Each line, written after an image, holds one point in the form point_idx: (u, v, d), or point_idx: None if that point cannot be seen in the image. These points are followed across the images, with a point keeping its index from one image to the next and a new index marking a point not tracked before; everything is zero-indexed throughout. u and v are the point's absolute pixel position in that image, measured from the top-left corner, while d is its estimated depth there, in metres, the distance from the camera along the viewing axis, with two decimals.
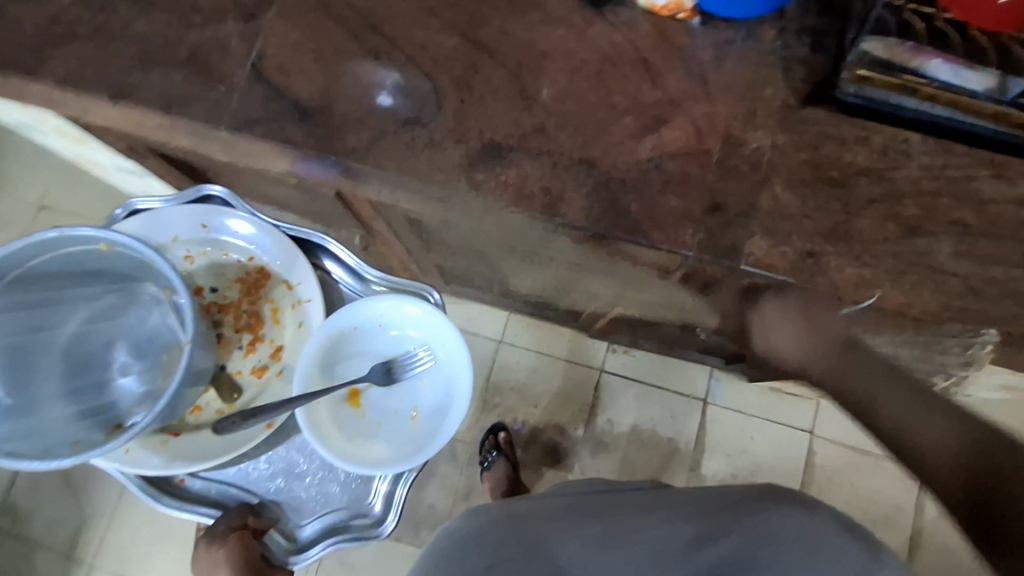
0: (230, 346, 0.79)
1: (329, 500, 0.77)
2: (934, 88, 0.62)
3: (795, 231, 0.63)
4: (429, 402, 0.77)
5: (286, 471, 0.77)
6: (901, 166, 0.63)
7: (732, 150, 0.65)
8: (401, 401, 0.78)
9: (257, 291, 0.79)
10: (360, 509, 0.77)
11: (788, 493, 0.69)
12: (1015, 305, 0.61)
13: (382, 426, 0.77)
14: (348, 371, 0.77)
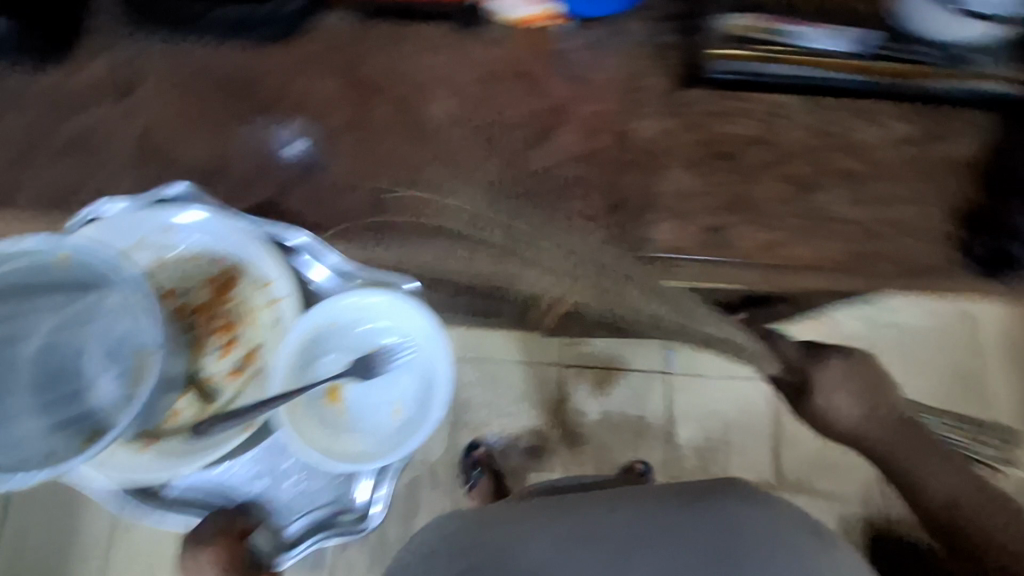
0: (200, 351, 0.66)
1: (311, 499, 0.71)
2: (785, 51, 0.67)
3: (700, 209, 0.65)
4: (413, 392, 0.71)
5: (265, 471, 0.70)
6: (784, 128, 0.67)
7: (627, 143, 0.67)
8: (384, 392, 0.71)
9: (230, 291, 0.67)
10: (345, 507, 0.72)
11: (749, 491, 0.76)
12: (912, 239, 0.64)
13: (367, 419, 0.71)
14: (327, 365, 0.69)
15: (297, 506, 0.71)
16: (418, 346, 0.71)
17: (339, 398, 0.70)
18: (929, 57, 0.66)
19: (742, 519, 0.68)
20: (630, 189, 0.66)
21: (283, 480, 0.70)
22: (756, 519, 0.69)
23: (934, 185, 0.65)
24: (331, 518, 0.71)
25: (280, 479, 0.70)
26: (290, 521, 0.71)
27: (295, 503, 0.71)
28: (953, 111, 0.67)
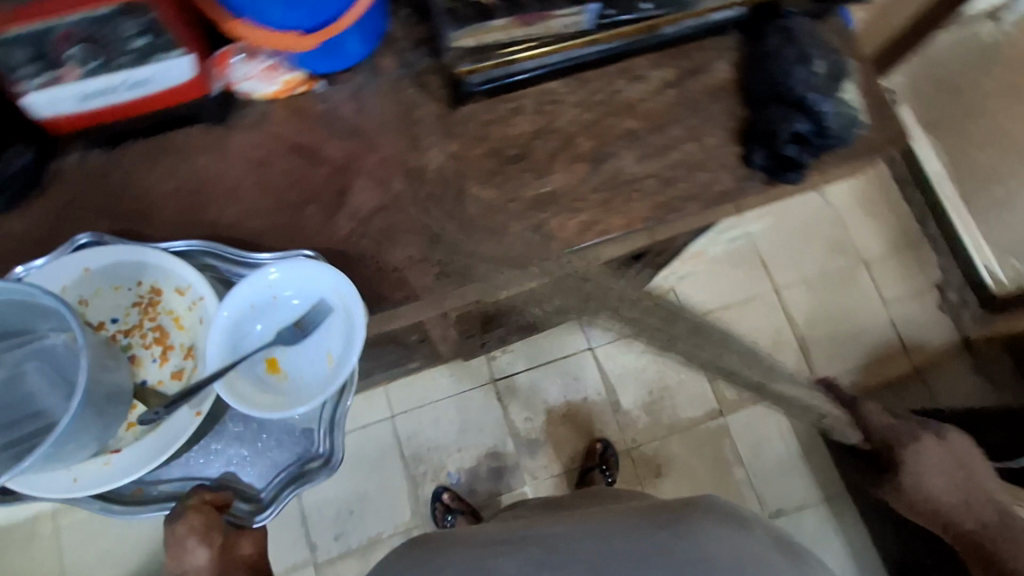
0: (139, 363, 0.63)
1: (278, 460, 0.68)
2: (530, 47, 0.66)
3: (511, 217, 0.65)
4: (345, 339, 0.63)
5: (230, 448, 0.67)
6: (558, 113, 0.69)
7: (420, 180, 0.66)
8: (318, 346, 0.63)
9: (153, 305, 0.64)
10: (313, 454, 0.68)
11: (726, 506, 0.69)
12: (705, 170, 0.68)
13: (310, 380, 0.63)
14: (253, 334, 0.63)
15: (266, 471, 0.67)
16: (336, 289, 0.62)
17: (280, 366, 0.63)
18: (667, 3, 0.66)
19: (714, 548, 0.62)
20: (439, 222, 0.65)
21: (245, 453, 0.67)
22: (724, 541, 0.63)
23: (704, 116, 0.70)
24: (302, 471, 0.67)
25: (240, 451, 0.67)
26: (265, 485, 0.67)
27: (263, 469, 0.67)
28: (697, 47, 0.71)
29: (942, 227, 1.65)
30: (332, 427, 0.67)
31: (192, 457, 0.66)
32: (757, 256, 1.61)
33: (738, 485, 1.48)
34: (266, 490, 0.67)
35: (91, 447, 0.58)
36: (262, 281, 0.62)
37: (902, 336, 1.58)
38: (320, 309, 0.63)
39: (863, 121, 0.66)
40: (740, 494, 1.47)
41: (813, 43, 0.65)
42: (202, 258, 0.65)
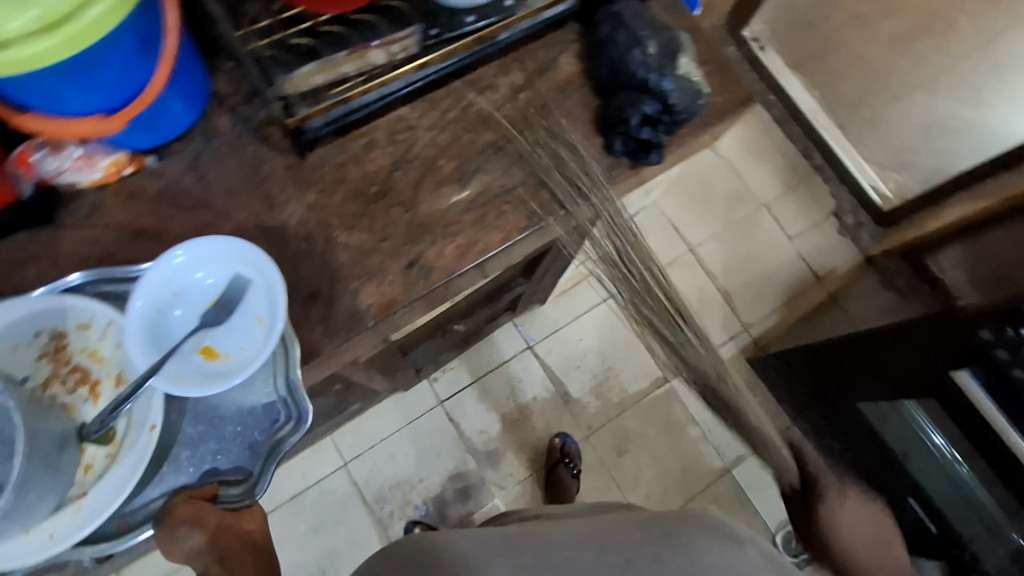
0: (72, 411, 0.58)
1: (253, 439, 0.62)
2: (360, 84, 0.62)
3: (385, 257, 0.63)
4: (271, 297, 0.57)
5: (199, 447, 0.61)
6: (414, 139, 0.67)
7: (282, 238, 0.62)
8: (246, 316, 0.58)
9: (62, 350, 0.58)
10: (285, 421, 0.62)
11: (718, 521, 0.67)
12: (571, 166, 0.68)
13: (251, 349, 0.58)
14: (176, 328, 0.57)
15: (243, 455, 0.61)
16: (244, 257, 0.58)
17: (214, 350, 0.58)
18: (494, 16, 0.64)
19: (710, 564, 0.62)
20: (312, 278, 0.62)
21: (215, 446, 0.61)
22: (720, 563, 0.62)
23: (559, 114, 0.70)
24: (277, 444, 0.61)
25: (208, 445, 0.61)
26: (249, 463, 0.61)
27: (240, 454, 0.61)
28: (540, 45, 0.71)
29: (825, 155, 1.76)
30: (291, 390, 0.61)
31: (164, 470, 0.60)
32: (665, 222, 1.65)
33: (694, 444, 1.52)
34: (253, 468, 0.62)
35: (52, 497, 0.53)
36: (161, 270, 0.56)
37: (811, 267, 1.67)
38: (235, 282, 0.58)
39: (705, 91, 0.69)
40: (700, 452, 1.52)
41: (646, 24, 0.66)
42: (96, 286, 0.59)
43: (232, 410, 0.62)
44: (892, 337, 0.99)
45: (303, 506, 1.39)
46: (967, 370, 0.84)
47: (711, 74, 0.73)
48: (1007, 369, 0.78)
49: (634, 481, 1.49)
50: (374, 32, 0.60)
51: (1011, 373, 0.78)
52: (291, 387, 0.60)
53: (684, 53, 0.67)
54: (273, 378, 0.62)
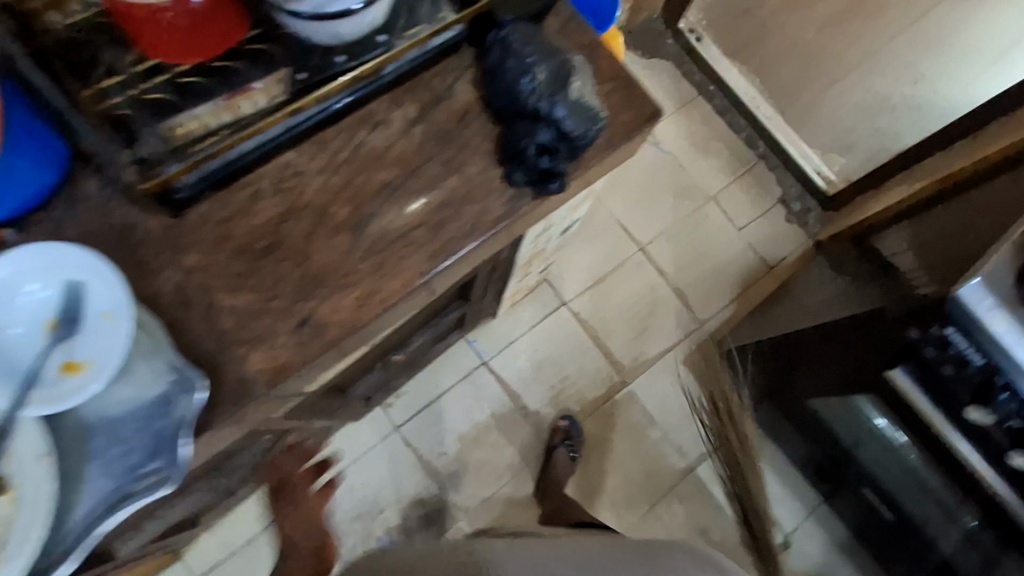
0: None
1: (156, 427, 0.55)
2: (226, 136, 0.57)
3: (275, 318, 0.59)
4: (113, 288, 0.53)
5: (105, 461, 0.55)
6: (302, 185, 0.62)
7: (162, 308, 0.58)
8: (92, 319, 0.53)
9: None
10: (182, 400, 0.55)
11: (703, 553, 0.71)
12: (473, 201, 0.65)
13: (108, 345, 0.52)
14: (23, 357, 0.52)
15: (153, 447, 0.55)
16: (65, 261, 0.53)
17: (74, 362, 0.52)
18: (365, 57, 0.60)
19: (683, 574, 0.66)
20: (197, 348, 0.58)
21: (119, 449, 0.55)
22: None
23: (459, 145, 0.66)
24: (181, 425, 0.55)
25: (114, 451, 0.55)
26: (161, 455, 0.55)
27: (148, 446, 0.55)
28: (431, 75, 0.67)
29: (770, 144, 1.72)
30: (177, 369, 0.55)
31: (82, 485, 0.55)
32: (613, 223, 1.63)
33: (656, 444, 1.51)
34: (166, 460, 0.55)
35: None
36: None
37: (761, 257, 1.66)
38: (67, 290, 0.53)
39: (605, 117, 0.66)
40: (664, 452, 1.51)
41: (534, 50, 0.63)
42: None
43: (123, 411, 0.55)
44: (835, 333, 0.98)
45: (261, 547, 1.35)
46: (899, 368, 0.83)
47: (612, 93, 0.71)
48: (933, 365, 0.77)
49: (598, 487, 1.48)
50: (240, 78, 0.57)
51: (937, 368, 0.77)
52: (177, 368, 0.55)
53: (578, 77, 0.64)
54: (157, 366, 0.55)
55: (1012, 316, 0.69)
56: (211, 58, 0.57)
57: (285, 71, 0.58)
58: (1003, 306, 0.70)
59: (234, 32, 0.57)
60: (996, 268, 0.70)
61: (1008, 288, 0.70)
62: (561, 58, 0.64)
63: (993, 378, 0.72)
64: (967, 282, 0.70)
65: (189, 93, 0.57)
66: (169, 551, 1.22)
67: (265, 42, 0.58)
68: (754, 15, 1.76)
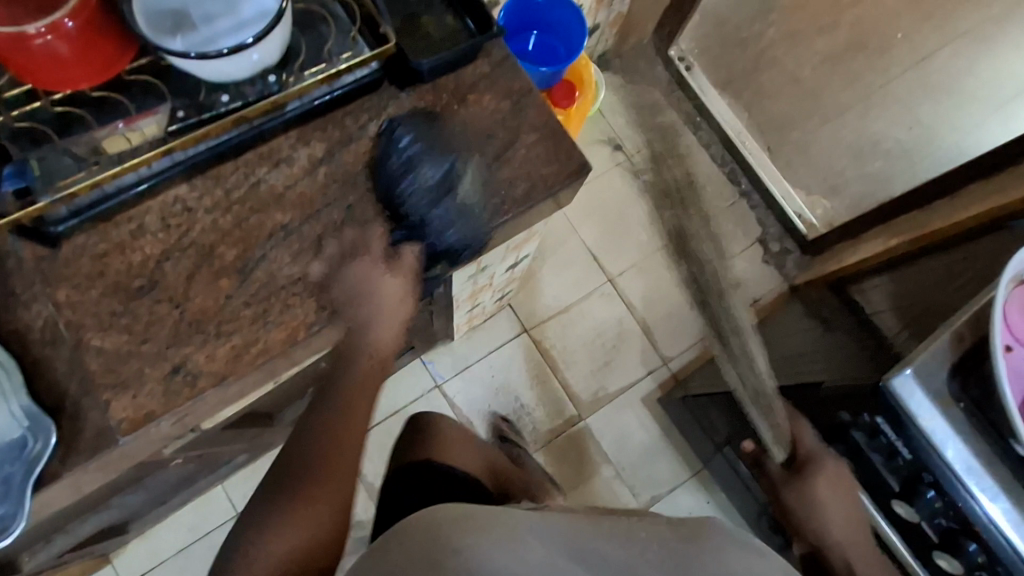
0: None
1: (5, 473, 0.52)
2: (99, 171, 0.54)
3: (144, 364, 0.56)
4: None
5: None
6: (190, 223, 0.59)
7: (24, 344, 0.55)
8: None
9: None
10: (33, 444, 0.53)
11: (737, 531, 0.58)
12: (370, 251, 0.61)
13: None
14: None
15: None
16: None
17: None
18: (252, 96, 0.57)
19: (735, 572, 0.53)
20: (56, 389, 0.55)
21: None
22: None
23: (363, 191, 0.63)
24: (31, 469, 0.52)
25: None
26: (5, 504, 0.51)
27: None
28: (344, 112, 0.64)
29: (753, 181, 1.66)
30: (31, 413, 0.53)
31: None
32: (583, 250, 1.59)
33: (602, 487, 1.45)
34: (11, 509, 0.51)
35: None
36: None
37: (736, 298, 1.60)
38: None
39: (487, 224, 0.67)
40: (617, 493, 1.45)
41: (421, 153, 0.63)
42: None
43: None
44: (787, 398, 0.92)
45: (189, 560, 1.29)
46: (834, 447, 0.81)
47: (539, 142, 0.67)
48: (865, 453, 0.76)
49: None
50: (116, 112, 0.56)
51: (869, 454, 0.76)
52: (31, 413, 0.53)
53: (466, 189, 0.64)
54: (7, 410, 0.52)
55: (943, 412, 0.68)
56: (90, 86, 0.55)
57: (166, 106, 0.56)
58: (934, 401, 0.68)
59: (112, 60, 0.54)
60: (931, 360, 0.68)
61: (940, 382, 0.68)
62: (448, 167, 0.64)
63: (920, 475, 0.70)
64: (901, 372, 0.68)
65: (69, 125, 0.55)
66: (95, 557, 1.18)
67: (149, 73, 0.57)
68: (750, 47, 1.71)
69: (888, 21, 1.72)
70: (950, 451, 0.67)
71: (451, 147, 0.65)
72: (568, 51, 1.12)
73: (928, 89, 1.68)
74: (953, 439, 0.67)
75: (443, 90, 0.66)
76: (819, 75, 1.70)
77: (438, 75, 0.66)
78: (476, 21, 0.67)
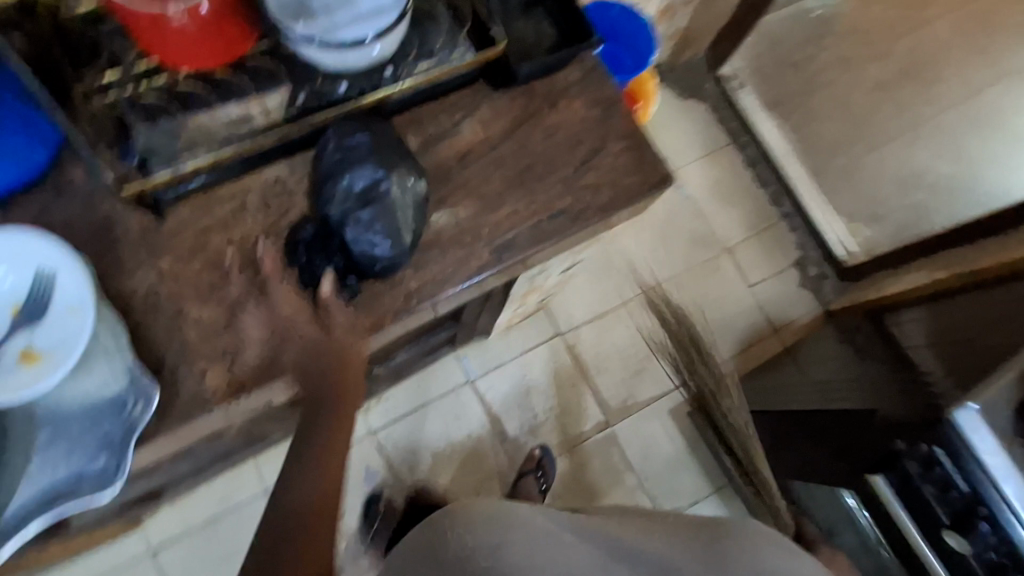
0: None
1: (107, 428, 0.54)
2: (217, 147, 0.57)
3: (240, 337, 0.58)
4: (77, 279, 0.53)
5: (50, 453, 0.54)
6: (289, 207, 0.61)
7: (127, 309, 0.58)
8: (60, 309, 0.53)
9: None
10: (135, 403, 0.55)
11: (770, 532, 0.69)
12: (457, 247, 0.63)
13: (69, 340, 0.51)
14: None
15: (99, 447, 0.54)
16: (35, 251, 0.53)
17: (37, 351, 0.51)
18: (366, 86, 0.61)
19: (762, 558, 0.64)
20: (155, 354, 0.57)
21: (67, 444, 0.54)
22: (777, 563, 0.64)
23: (454, 188, 0.64)
24: (131, 427, 0.54)
25: (59, 448, 0.54)
26: (106, 455, 0.54)
27: (97, 444, 0.54)
28: (439, 108, 0.66)
29: (796, 204, 1.66)
30: (134, 374, 0.55)
31: (26, 472, 0.53)
32: (622, 258, 1.59)
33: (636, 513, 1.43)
34: (111, 459, 0.54)
35: None
36: None
37: (769, 318, 1.60)
38: (36, 278, 0.53)
39: (407, 252, 0.60)
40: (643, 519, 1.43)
41: (358, 157, 0.59)
42: None
43: (79, 405, 0.54)
44: (839, 425, 0.95)
45: (216, 531, 1.31)
46: (881, 477, 0.84)
47: (625, 152, 0.68)
48: (918, 484, 0.79)
49: None
50: (233, 93, 0.58)
51: (922, 485, 0.78)
52: (133, 373, 0.55)
53: (401, 205, 0.59)
54: (114, 368, 0.55)
55: (1006, 451, 0.68)
56: (215, 65, 0.58)
57: (285, 89, 0.59)
58: (995, 437, 0.69)
59: (237, 43, 0.58)
60: (997, 397, 0.69)
61: (1004, 420, 0.69)
62: (386, 177, 0.59)
63: (976, 507, 0.71)
64: (965, 407, 0.70)
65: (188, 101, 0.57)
66: (129, 520, 1.21)
67: (270, 57, 0.59)
68: (802, 70, 1.71)
69: (942, 55, 1.72)
70: (1009, 489, 0.68)
71: (396, 159, 0.60)
72: (635, 62, 1.13)
73: (979, 124, 1.67)
74: (1011, 476, 0.68)
75: (535, 94, 0.68)
76: (870, 103, 1.70)
77: (531, 79, 0.68)
78: (573, 28, 0.68)
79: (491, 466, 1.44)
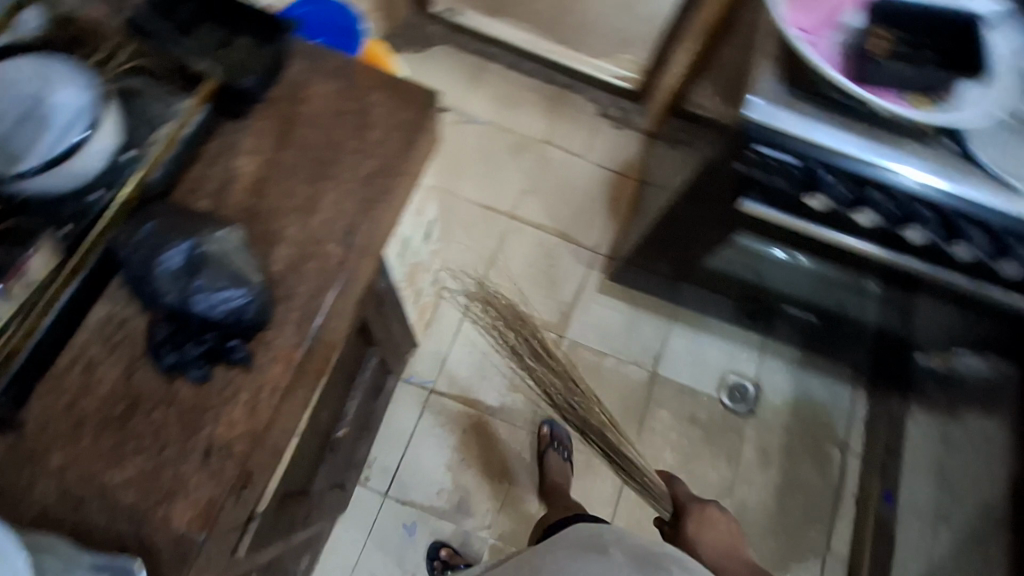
0: None
1: None
2: (22, 319, 0.56)
3: (176, 465, 0.56)
4: None
5: None
6: (133, 331, 0.59)
7: (54, 519, 0.54)
8: None
9: None
10: None
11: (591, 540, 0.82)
12: (308, 257, 0.64)
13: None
14: None
15: None
16: None
17: None
18: (115, 181, 0.61)
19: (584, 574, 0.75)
20: (109, 536, 0.54)
21: None
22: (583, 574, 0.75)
23: (268, 215, 0.65)
24: None
25: None
26: None
27: None
28: (204, 163, 0.66)
29: (567, 73, 1.79)
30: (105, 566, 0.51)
31: None
32: (471, 206, 1.65)
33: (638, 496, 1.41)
34: None
35: None
36: None
37: (611, 168, 1.72)
38: None
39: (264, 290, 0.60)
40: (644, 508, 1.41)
41: (159, 242, 0.59)
42: None
43: None
44: (702, 190, 1.05)
45: None
46: (746, 199, 0.98)
47: (385, 95, 0.71)
48: (769, 184, 0.91)
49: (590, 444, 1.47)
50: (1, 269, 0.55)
51: (768, 181, 0.90)
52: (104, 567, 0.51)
53: (228, 255, 0.60)
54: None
55: (798, 111, 0.82)
56: None
57: (46, 232, 0.57)
58: (784, 108, 0.82)
59: None
60: (766, 84, 0.83)
61: (780, 92, 0.83)
62: (199, 242, 0.59)
63: (810, 169, 0.84)
64: (752, 104, 0.82)
65: None
66: None
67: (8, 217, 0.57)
68: None
69: None
70: (819, 136, 0.81)
71: (196, 224, 0.60)
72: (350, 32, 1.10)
73: None
74: (813, 124, 0.81)
75: (278, 100, 0.69)
76: None
77: (265, 89, 0.68)
78: (257, 28, 0.69)
79: (499, 446, 1.45)
